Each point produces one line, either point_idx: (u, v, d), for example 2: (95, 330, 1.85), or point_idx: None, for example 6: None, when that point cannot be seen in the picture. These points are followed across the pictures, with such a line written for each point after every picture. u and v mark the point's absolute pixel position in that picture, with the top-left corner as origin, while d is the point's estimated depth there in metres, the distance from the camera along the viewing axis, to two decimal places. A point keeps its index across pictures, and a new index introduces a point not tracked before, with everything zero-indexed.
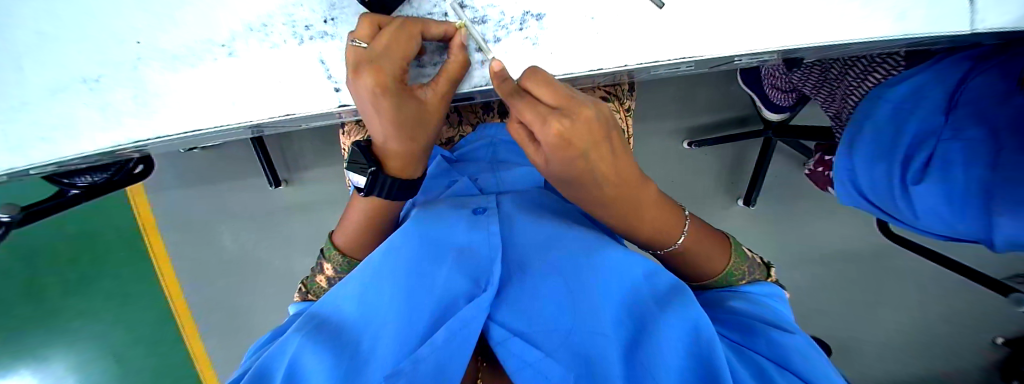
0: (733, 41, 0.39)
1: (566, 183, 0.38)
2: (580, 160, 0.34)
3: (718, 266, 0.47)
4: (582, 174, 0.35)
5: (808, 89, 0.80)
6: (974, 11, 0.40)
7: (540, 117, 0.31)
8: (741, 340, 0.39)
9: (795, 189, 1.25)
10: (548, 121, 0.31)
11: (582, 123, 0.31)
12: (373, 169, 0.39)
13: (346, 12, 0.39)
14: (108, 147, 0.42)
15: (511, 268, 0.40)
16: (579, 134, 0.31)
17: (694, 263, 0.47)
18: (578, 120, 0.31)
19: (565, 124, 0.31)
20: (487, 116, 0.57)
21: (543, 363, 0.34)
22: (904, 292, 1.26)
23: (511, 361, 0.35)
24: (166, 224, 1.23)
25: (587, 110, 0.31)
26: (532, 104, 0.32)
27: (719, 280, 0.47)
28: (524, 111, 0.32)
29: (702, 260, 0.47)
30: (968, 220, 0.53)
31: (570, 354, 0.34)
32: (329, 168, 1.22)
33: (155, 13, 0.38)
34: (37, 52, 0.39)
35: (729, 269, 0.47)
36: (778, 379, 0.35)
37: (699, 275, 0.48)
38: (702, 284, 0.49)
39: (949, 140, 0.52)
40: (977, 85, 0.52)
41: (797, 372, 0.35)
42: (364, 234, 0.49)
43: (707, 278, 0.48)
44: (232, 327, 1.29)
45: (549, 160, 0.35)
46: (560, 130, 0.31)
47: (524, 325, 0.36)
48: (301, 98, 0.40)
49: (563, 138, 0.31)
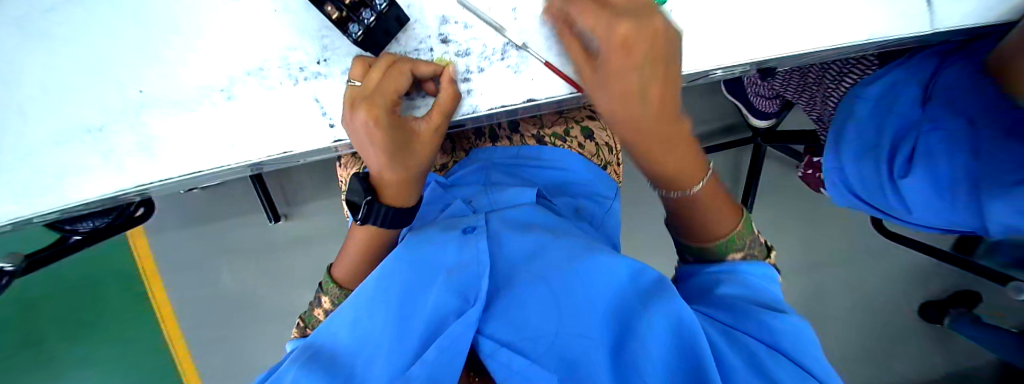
0: (703, 57, 0.42)
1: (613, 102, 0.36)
2: (630, 73, 0.33)
3: (726, 227, 0.47)
4: (632, 95, 0.35)
5: (790, 94, 0.83)
6: (934, 13, 0.43)
7: (606, 21, 0.32)
8: (731, 322, 0.39)
9: (789, 191, 1.27)
10: (615, 25, 0.32)
11: (648, 33, 0.32)
12: (367, 199, 0.42)
13: (338, 53, 0.41)
14: (111, 192, 0.43)
15: (498, 281, 0.39)
16: (642, 42, 0.32)
17: (703, 219, 0.47)
18: (646, 25, 0.32)
19: (631, 29, 0.31)
20: (478, 141, 0.61)
21: (531, 370, 0.32)
22: (908, 289, 1.26)
23: (500, 371, 0.33)
24: (165, 266, 1.23)
25: (658, 20, 0.32)
26: (600, 10, 0.32)
27: (720, 244, 0.47)
28: (589, 14, 0.33)
29: (713, 216, 0.47)
30: (960, 211, 0.54)
31: (555, 359, 0.33)
32: (328, 199, 1.24)
33: (156, 63, 0.41)
34: (42, 105, 0.41)
35: (732, 234, 0.47)
36: (768, 362, 0.35)
37: (702, 236, 0.48)
38: (703, 246, 0.49)
39: (929, 132, 0.55)
40: (950, 77, 0.56)
41: (788, 353, 0.36)
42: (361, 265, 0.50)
43: (708, 241, 0.48)
44: (232, 368, 1.26)
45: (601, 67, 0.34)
46: (626, 32, 0.31)
47: (511, 334, 0.34)
48: (297, 135, 0.42)
49: (626, 41, 0.31)
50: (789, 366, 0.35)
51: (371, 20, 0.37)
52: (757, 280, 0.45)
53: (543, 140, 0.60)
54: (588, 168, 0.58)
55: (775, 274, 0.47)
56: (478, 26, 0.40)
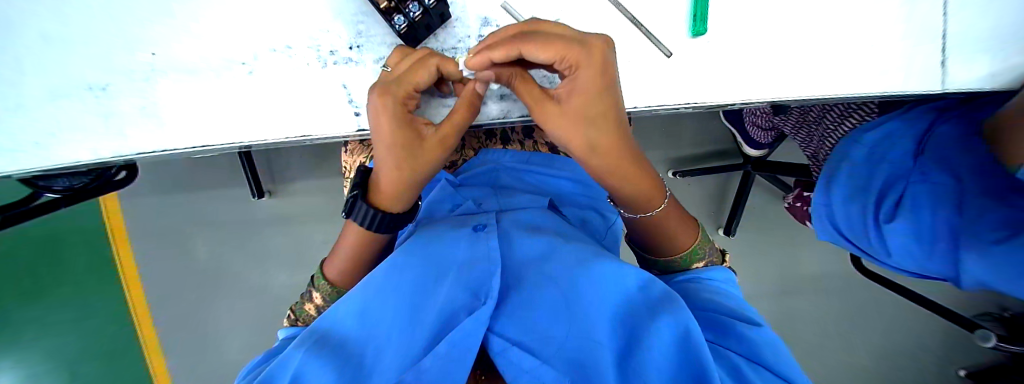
0: (727, 91, 0.43)
1: (595, 123, 0.36)
2: (593, 99, 0.35)
3: (685, 241, 0.50)
4: (602, 117, 0.36)
5: (790, 128, 0.86)
6: (946, 74, 0.46)
7: (561, 50, 0.33)
8: (715, 338, 0.39)
9: (773, 219, 1.31)
10: (569, 52, 0.33)
11: (596, 54, 0.33)
12: (354, 193, 0.42)
13: (372, 41, 0.40)
14: (108, 157, 0.41)
15: (509, 281, 0.40)
16: (593, 63, 0.33)
17: (667, 236, 0.49)
18: (591, 49, 0.33)
19: (582, 55, 0.33)
20: (488, 142, 0.60)
21: (542, 370, 0.32)
22: (873, 323, 1.31)
23: (509, 370, 0.33)
24: (139, 232, 1.18)
25: (598, 42, 0.34)
26: (548, 40, 0.33)
27: (684, 256, 0.50)
28: (545, 47, 0.33)
29: (674, 233, 0.49)
30: (938, 261, 0.57)
31: (563, 361, 0.33)
32: (317, 180, 1.21)
33: (174, 28, 0.39)
34: (42, 54, 0.39)
35: (693, 247, 0.50)
36: (753, 378, 0.35)
37: (666, 250, 0.50)
38: (668, 259, 0.51)
39: (918, 183, 0.58)
40: (944, 131, 0.60)
41: (771, 368, 0.36)
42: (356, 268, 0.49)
43: (675, 253, 0.50)
44: (199, 343, 1.22)
45: (579, 88, 0.34)
46: (579, 59, 0.33)
47: (521, 334, 0.35)
48: (320, 120, 0.41)
49: (578, 64, 0.33)
50: (771, 377, 0.35)
51: (417, 14, 0.36)
52: (722, 288, 0.47)
53: (555, 149, 0.60)
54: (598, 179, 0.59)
55: (731, 276, 0.51)
56: None
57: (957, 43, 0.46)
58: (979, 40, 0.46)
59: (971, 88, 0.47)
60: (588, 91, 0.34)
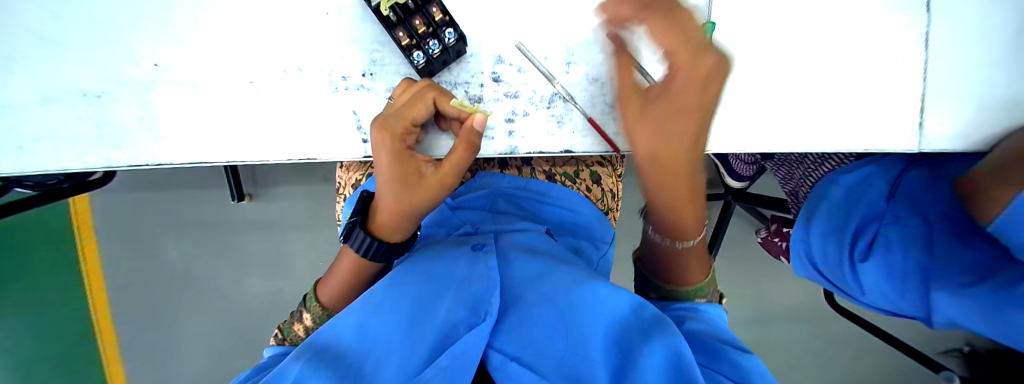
0: None
1: (662, 141, 0.37)
2: (671, 120, 0.36)
3: (694, 278, 0.49)
4: (673, 150, 0.37)
5: (771, 167, 0.90)
6: (923, 136, 0.49)
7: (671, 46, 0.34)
8: (706, 362, 0.38)
9: (751, 249, 1.35)
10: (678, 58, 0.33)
11: (699, 74, 0.33)
12: (353, 220, 0.42)
13: (385, 69, 0.40)
14: (98, 166, 0.40)
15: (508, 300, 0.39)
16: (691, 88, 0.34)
17: (681, 268, 0.49)
18: (700, 67, 0.32)
19: (685, 75, 0.33)
20: (484, 166, 0.61)
21: None
22: (844, 354, 1.35)
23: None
24: (107, 231, 1.13)
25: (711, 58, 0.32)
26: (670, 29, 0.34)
27: (689, 290, 0.49)
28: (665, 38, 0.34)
29: (689, 267, 0.49)
30: (912, 300, 0.59)
31: (562, 377, 0.32)
32: (300, 186, 1.18)
33: (179, 41, 0.38)
34: (33, 57, 0.38)
35: (701, 285, 0.49)
36: None
37: (673, 279, 0.49)
38: (672, 288, 0.50)
39: (890, 225, 0.62)
40: (909, 179, 0.64)
41: None
42: (351, 290, 0.48)
43: (681, 285, 0.49)
44: (163, 352, 1.16)
45: (668, 103, 0.35)
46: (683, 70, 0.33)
47: (521, 350, 0.34)
48: (327, 145, 0.41)
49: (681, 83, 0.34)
50: None
51: (436, 52, 0.37)
52: (715, 319, 0.46)
53: (553, 177, 0.60)
54: (594, 211, 0.59)
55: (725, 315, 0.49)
56: (531, 71, 0.43)
57: (931, 106, 0.49)
58: (952, 104, 0.49)
59: (944, 148, 0.50)
60: (679, 104, 0.35)
